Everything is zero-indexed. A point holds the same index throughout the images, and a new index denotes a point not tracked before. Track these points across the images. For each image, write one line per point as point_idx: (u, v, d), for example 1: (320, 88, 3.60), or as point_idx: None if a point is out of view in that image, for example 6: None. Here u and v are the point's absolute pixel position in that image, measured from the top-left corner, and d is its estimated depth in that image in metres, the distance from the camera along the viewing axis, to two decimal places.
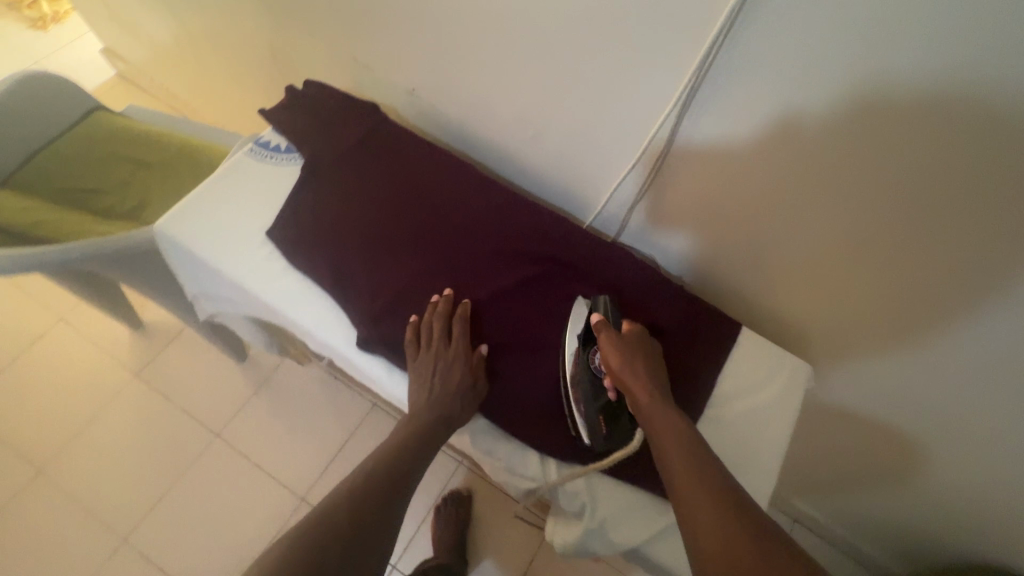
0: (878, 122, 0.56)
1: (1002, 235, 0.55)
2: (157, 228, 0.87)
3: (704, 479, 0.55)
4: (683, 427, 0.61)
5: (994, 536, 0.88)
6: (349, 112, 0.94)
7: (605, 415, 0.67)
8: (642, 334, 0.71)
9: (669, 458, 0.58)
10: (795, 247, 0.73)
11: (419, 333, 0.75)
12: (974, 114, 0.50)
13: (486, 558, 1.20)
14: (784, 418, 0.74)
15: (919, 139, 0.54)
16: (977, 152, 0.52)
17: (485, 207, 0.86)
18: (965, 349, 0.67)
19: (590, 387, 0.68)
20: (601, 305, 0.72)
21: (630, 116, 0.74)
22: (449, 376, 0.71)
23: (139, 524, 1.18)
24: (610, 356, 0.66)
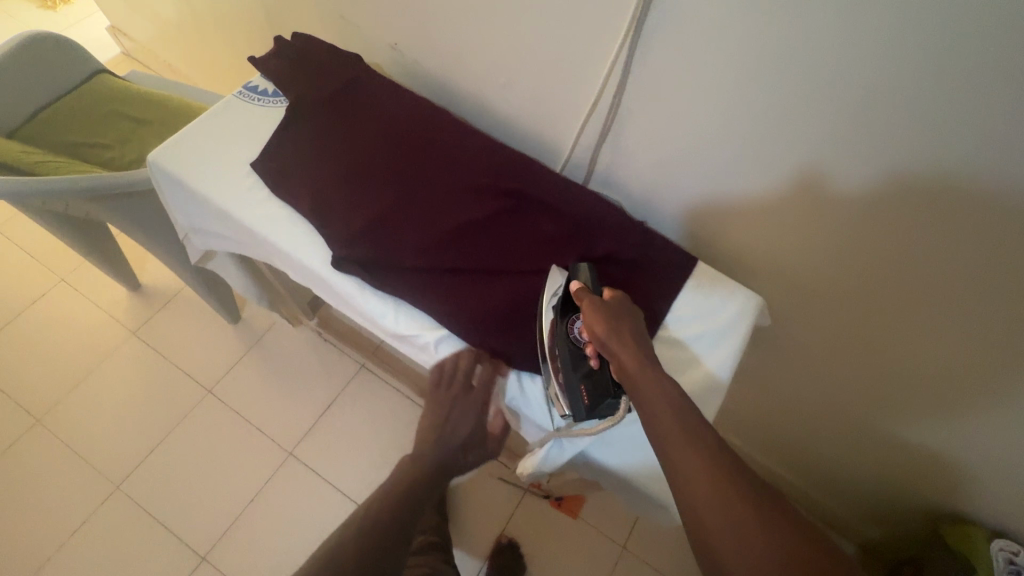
0: (849, 49, 0.57)
1: (959, 167, 0.58)
2: (150, 159, 0.79)
3: (717, 469, 0.49)
4: (675, 395, 0.55)
5: (942, 469, 0.93)
6: (334, 57, 0.87)
7: (588, 386, 0.62)
8: (625, 301, 0.66)
9: (661, 430, 0.52)
10: (763, 186, 0.75)
11: (444, 374, 0.73)
12: (929, 41, 0.52)
13: (466, 533, 1.28)
14: (734, 339, 0.74)
15: (883, 68, 0.56)
16: (934, 83, 0.54)
17: (463, 143, 0.83)
18: (916, 280, 0.71)
19: (569, 358, 0.64)
20: (581, 273, 0.69)
21: (592, 42, 0.76)
22: (461, 416, 0.77)
23: (132, 472, 1.29)
24: (595, 324, 0.61)
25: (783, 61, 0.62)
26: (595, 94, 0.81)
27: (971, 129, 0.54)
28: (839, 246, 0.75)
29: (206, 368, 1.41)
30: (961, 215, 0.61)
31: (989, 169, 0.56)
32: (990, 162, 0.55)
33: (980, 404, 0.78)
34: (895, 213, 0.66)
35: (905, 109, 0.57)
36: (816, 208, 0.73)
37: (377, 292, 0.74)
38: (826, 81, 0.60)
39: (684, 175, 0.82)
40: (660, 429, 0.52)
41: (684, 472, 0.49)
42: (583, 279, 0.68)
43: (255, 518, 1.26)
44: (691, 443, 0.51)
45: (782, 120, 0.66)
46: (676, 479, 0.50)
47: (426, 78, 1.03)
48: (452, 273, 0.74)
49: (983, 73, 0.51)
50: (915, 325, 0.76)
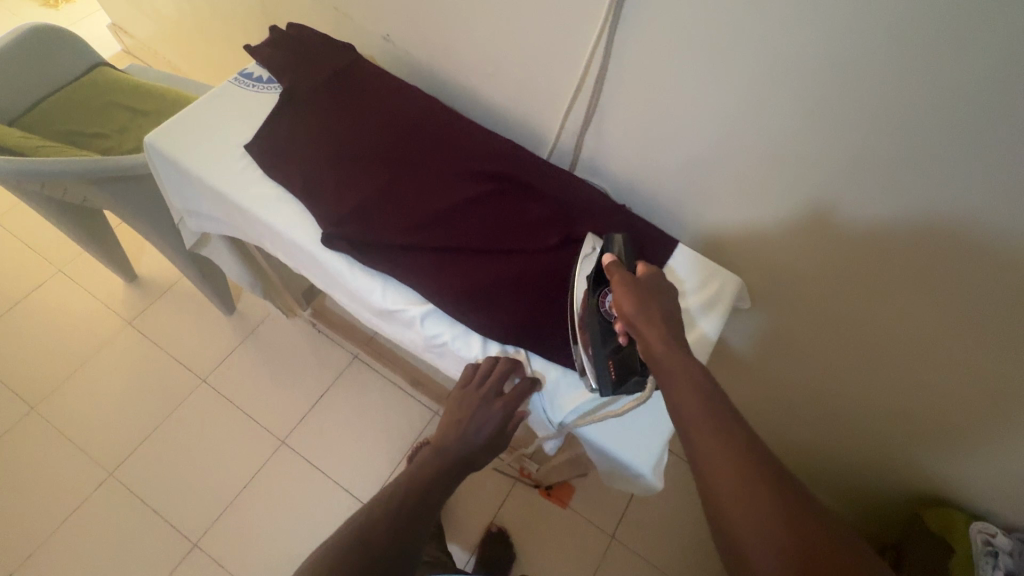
0: (822, 31, 0.60)
1: (930, 142, 0.61)
2: (147, 142, 0.82)
3: (730, 446, 0.51)
4: (700, 376, 0.56)
5: (924, 449, 0.96)
6: (327, 47, 0.90)
7: (616, 361, 0.65)
8: (657, 278, 0.66)
9: (682, 410, 0.55)
10: (747, 166, 0.79)
11: (478, 373, 0.71)
12: (898, 21, 0.56)
13: (455, 530, 1.27)
14: (719, 305, 0.79)
15: (853, 47, 0.60)
16: (903, 60, 0.58)
17: (452, 128, 0.86)
18: (888, 255, 0.75)
19: (599, 330, 0.66)
20: (615, 245, 0.70)
21: (576, 26, 0.79)
22: (484, 427, 0.69)
23: (125, 460, 1.30)
24: (624, 302, 0.62)
25: (761, 35, 0.65)
26: (577, 76, 0.84)
27: (938, 94, 0.58)
28: (812, 218, 0.79)
29: (200, 358, 1.43)
30: (928, 180, 0.65)
31: (953, 134, 0.59)
32: (954, 127, 0.59)
33: (954, 375, 0.81)
34: (866, 181, 0.70)
35: (878, 88, 0.61)
36: (790, 182, 0.76)
37: (365, 270, 0.76)
38: (802, 53, 0.63)
39: (665, 155, 0.86)
40: (684, 409, 0.54)
41: (704, 454, 0.51)
42: (616, 252, 0.70)
43: (247, 505, 1.27)
44: (712, 426, 0.52)
45: (761, 95, 0.70)
46: (691, 452, 0.53)
47: (419, 69, 1.05)
48: (438, 251, 0.76)
49: (947, 37, 0.54)
50: (889, 296, 0.79)
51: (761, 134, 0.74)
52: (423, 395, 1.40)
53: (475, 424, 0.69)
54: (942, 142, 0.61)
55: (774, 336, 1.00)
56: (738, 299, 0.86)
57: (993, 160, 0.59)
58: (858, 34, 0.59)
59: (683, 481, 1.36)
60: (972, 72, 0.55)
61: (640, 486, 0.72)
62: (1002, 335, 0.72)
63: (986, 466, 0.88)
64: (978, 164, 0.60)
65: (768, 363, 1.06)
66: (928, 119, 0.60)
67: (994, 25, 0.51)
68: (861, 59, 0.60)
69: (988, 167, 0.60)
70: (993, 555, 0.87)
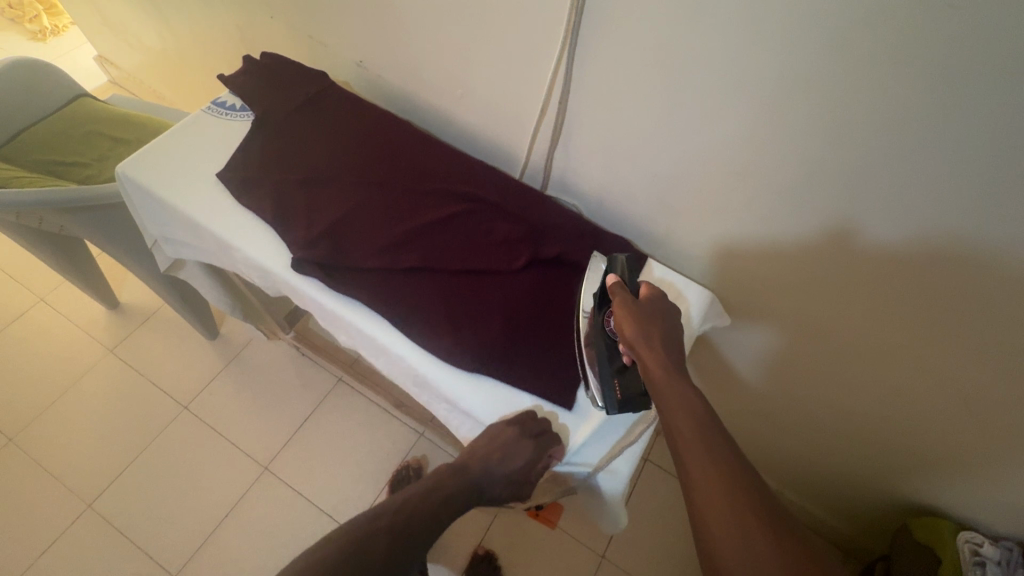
0: (773, 49, 0.63)
1: (884, 153, 0.63)
2: (121, 170, 0.82)
3: (721, 469, 0.51)
4: (700, 408, 0.55)
5: (909, 457, 0.94)
6: (301, 76, 0.92)
7: (620, 380, 0.65)
8: (660, 299, 0.67)
9: (677, 437, 0.54)
10: (715, 181, 0.80)
11: (516, 419, 0.68)
12: (840, 39, 0.58)
13: (444, 552, 1.26)
14: (698, 301, 0.81)
15: (802, 66, 0.62)
16: (848, 78, 0.60)
17: (421, 153, 0.87)
18: (859, 266, 0.76)
19: (604, 348, 0.67)
20: (618, 265, 0.71)
21: (543, 46, 0.80)
22: (504, 464, 0.66)
23: (104, 490, 1.28)
24: (625, 325, 0.63)
25: (720, 50, 0.66)
26: (544, 95, 0.86)
27: (898, 94, 0.58)
28: (781, 231, 0.80)
29: (183, 384, 1.42)
30: (894, 181, 0.65)
31: (916, 134, 0.60)
32: (915, 126, 0.59)
33: (933, 382, 0.81)
34: (828, 192, 0.71)
35: (829, 103, 0.63)
36: (758, 194, 0.77)
37: (333, 293, 0.75)
38: (762, 61, 0.64)
39: (635, 173, 0.87)
40: (680, 439, 0.54)
41: (696, 479, 0.51)
42: (619, 273, 0.70)
43: (228, 533, 1.25)
44: (709, 458, 0.52)
45: (726, 105, 0.71)
46: (683, 475, 0.53)
47: (394, 92, 1.07)
48: (407, 271, 0.76)
49: (897, 38, 0.55)
50: (863, 304, 0.80)
51: (726, 147, 0.75)
52: (408, 417, 1.39)
53: (497, 466, 0.67)
54: (906, 141, 0.61)
55: (752, 348, 1.00)
56: (714, 314, 0.86)
57: (958, 161, 0.59)
58: (814, 40, 0.60)
59: (671, 498, 1.34)
60: (926, 69, 0.55)
61: (607, 515, 0.73)
62: (972, 340, 0.72)
63: (969, 473, 0.88)
64: (943, 162, 0.60)
65: (751, 376, 1.06)
66: (888, 121, 0.61)
67: (944, 21, 0.52)
68: (818, 64, 0.61)
69: (955, 166, 0.60)
70: (982, 566, 0.87)
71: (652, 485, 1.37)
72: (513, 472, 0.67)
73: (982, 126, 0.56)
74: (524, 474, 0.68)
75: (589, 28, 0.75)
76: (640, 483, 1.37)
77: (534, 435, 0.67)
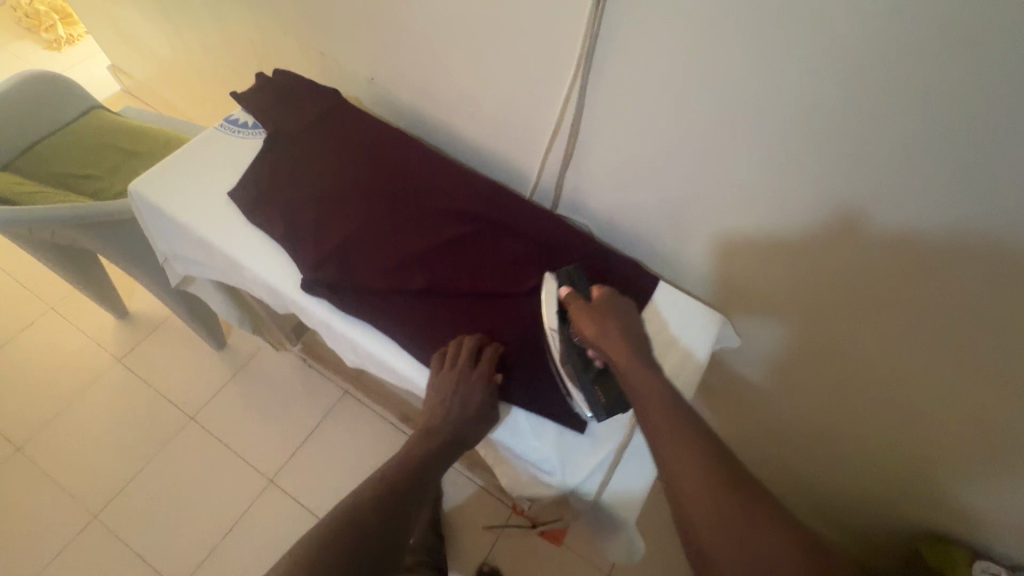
0: (787, 79, 0.62)
1: (898, 183, 0.62)
2: (134, 189, 0.83)
3: (693, 447, 0.53)
4: (663, 389, 0.58)
5: (922, 484, 0.92)
6: (311, 93, 0.92)
7: (602, 385, 0.66)
8: (613, 295, 0.69)
9: (653, 430, 0.56)
10: (725, 205, 0.79)
11: (451, 353, 0.70)
12: (854, 72, 0.58)
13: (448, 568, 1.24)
14: (706, 322, 0.80)
15: (816, 96, 0.62)
16: (862, 109, 0.60)
17: (431, 171, 0.87)
18: (872, 292, 0.74)
19: (577, 361, 0.67)
20: (566, 277, 0.73)
21: (554, 68, 0.80)
22: (469, 399, 0.67)
23: (110, 501, 1.28)
24: (584, 326, 0.65)
25: (732, 78, 0.66)
26: (556, 116, 0.85)
27: (914, 127, 0.57)
28: (795, 256, 0.78)
29: (190, 395, 1.42)
30: (908, 213, 0.64)
31: (932, 167, 0.59)
32: (932, 158, 0.58)
33: (954, 414, 0.79)
34: (842, 220, 0.70)
35: (843, 133, 0.63)
36: (769, 219, 0.77)
37: (347, 317, 0.75)
38: (776, 89, 0.64)
39: (644, 193, 0.87)
40: (657, 432, 0.55)
41: (671, 462, 0.53)
42: (571, 283, 0.73)
43: (232, 547, 1.24)
44: (686, 447, 0.53)
45: (737, 133, 0.70)
46: (659, 459, 0.54)
47: (404, 108, 1.07)
48: (416, 294, 0.76)
49: (915, 72, 0.54)
50: (882, 334, 0.78)
51: (737, 172, 0.74)
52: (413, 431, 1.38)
53: (461, 403, 0.67)
54: (922, 174, 0.60)
55: (762, 370, 0.99)
56: (725, 337, 0.85)
57: (975, 195, 0.58)
58: (829, 71, 0.59)
59: None
60: (946, 103, 0.54)
61: (622, 548, 0.73)
62: (988, 370, 0.71)
63: (984, 503, 0.86)
64: (959, 195, 0.59)
65: (762, 398, 1.04)
66: (904, 153, 0.60)
67: (967, 56, 0.51)
68: (833, 95, 0.60)
69: (976, 201, 0.58)
70: None
71: (661, 503, 1.35)
72: (474, 407, 0.67)
73: (1000, 161, 0.55)
74: (486, 406, 0.68)
75: (600, 51, 0.74)
76: (648, 501, 1.35)
77: (479, 360, 0.70)
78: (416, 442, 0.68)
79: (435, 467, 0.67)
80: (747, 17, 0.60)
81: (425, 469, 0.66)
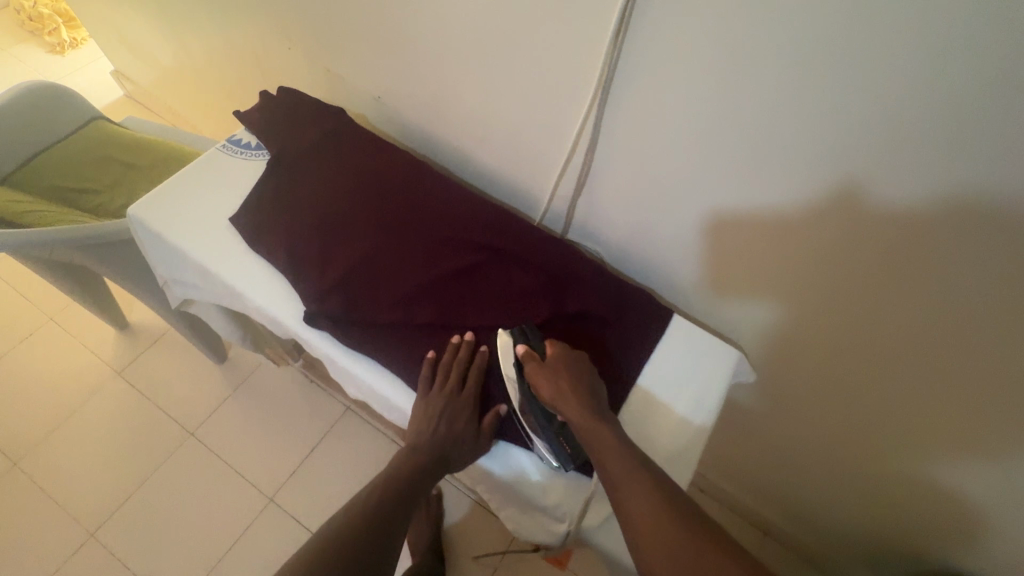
0: (812, 120, 0.59)
1: (927, 227, 0.59)
2: (133, 213, 0.81)
3: (659, 512, 0.54)
4: (622, 447, 0.59)
5: (939, 526, 0.89)
6: (315, 113, 0.89)
7: (565, 436, 0.66)
8: (567, 349, 0.68)
9: (617, 490, 0.56)
10: (739, 240, 0.76)
11: (439, 371, 0.70)
12: (885, 116, 0.54)
13: None
14: (720, 359, 0.76)
15: (841, 137, 0.58)
16: (893, 153, 0.56)
17: (438, 195, 0.84)
18: (893, 334, 0.71)
19: (539, 413, 0.66)
20: (520, 331, 0.70)
21: (567, 94, 0.77)
22: (456, 420, 0.67)
23: (108, 519, 1.26)
24: (543, 389, 0.64)
25: (751, 114, 0.63)
26: (569, 142, 0.83)
27: (949, 174, 0.54)
28: (814, 293, 0.75)
29: (190, 410, 1.40)
30: (939, 257, 0.60)
31: (965, 215, 0.56)
32: (970, 206, 0.55)
33: (976, 462, 0.75)
34: (866, 261, 0.67)
35: (869, 175, 0.59)
36: (788, 255, 0.73)
37: (350, 351, 0.73)
38: (800, 129, 0.60)
39: (656, 222, 0.84)
40: (621, 492, 0.56)
41: (640, 531, 0.53)
42: (527, 336, 0.70)
43: (231, 568, 1.22)
44: (651, 506, 0.54)
45: (755, 169, 0.67)
46: (628, 528, 0.54)
47: (410, 126, 1.04)
48: (422, 327, 0.73)
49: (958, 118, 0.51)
50: (905, 379, 0.74)
51: (753, 207, 0.71)
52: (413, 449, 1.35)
53: (449, 421, 0.67)
54: (955, 223, 0.57)
55: (776, 404, 0.95)
56: (740, 373, 0.82)
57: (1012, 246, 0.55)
58: (861, 113, 0.56)
59: None
60: (988, 152, 0.51)
61: None
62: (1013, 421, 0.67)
63: (1004, 549, 0.82)
64: (996, 245, 0.56)
65: (774, 433, 1.00)
66: (938, 198, 0.57)
67: (1014, 105, 0.47)
68: (862, 138, 0.57)
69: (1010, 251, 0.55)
70: None
71: None
72: (460, 432, 0.67)
73: None
74: (473, 431, 0.68)
75: (614, 80, 0.71)
76: None
77: (468, 377, 0.69)
78: (405, 458, 0.67)
79: (422, 487, 0.67)
80: (770, 55, 0.57)
81: (414, 486, 0.66)
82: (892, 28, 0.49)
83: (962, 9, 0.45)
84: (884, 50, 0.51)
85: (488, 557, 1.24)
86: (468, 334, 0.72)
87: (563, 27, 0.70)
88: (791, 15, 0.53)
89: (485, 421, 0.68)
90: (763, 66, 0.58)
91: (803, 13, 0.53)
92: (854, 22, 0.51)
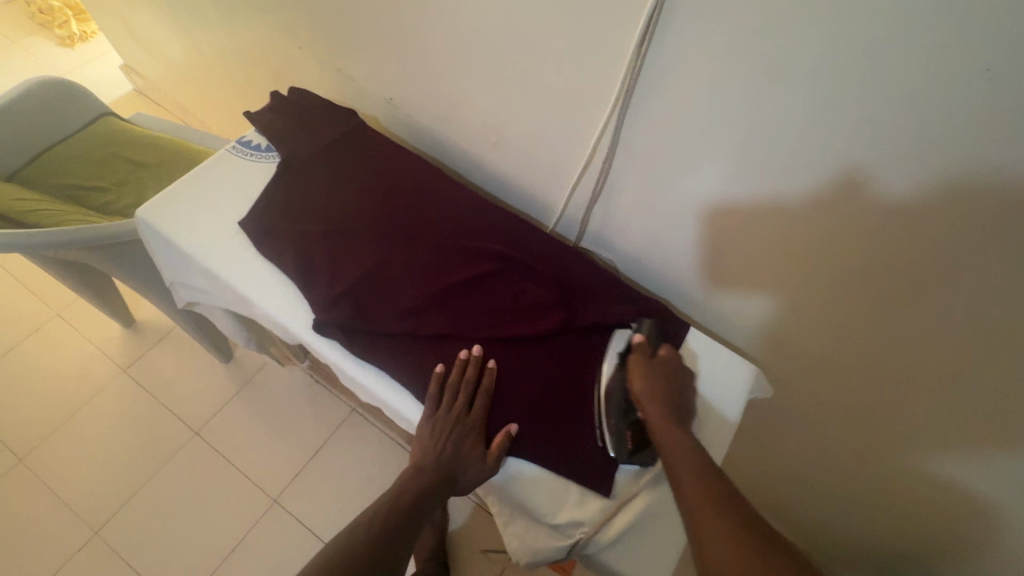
0: (842, 134, 0.57)
1: (959, 248, 0.57)
2: (140, 215, 0.79)
3: (734, 520, 0.50)
4: (700, 460, 0.57)
5: (956, 550, 0.87)
6: (326, 116, 0.87)
7: (634, 431, 0.66)
8: (676, 359, 0.69)
9: (687, 494, 0.54)
10: (759, 254, 0.74)
11: (446, 391, 0.68)
12: (920, 132, 0.52)
13: None
14: (737, 374, 0.75)
15: (872, 153, 0.56)
16: (926, 170, 0.54)
17: (450, 202, 0.82)
18: (917, 356, 0.69)
19: (621, 401, 0.67)
20: (644, 325, 0.71)
21: (585, 100, 0.75)
22: (465, 442, 0.66)
23: (111, 517, 1.26)
24: (637, 379, 0.65)
25: (778, 126, 0.61)
26: (586, 149, 0.81)
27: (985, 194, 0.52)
28: (836, 311, 0.72)
29: (195, 409, 1.39)
30: (970, 279, 0.58)
31: (1000, 237, 0.54)
32: (1007, 228, 0.53)
33: (996, 490, 0.73)
34: (893, 280, 0.64)
35: (899, 192, 0.57)
36: (810, 271, 0.71)
37: (359, 360, 0.72)
38: (830, 143, 0.58)
39: (674, 234, 0.82)
40: (690, 500, 0.53)
41: (709, 533, 0.50)
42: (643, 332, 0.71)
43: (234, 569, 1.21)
44: (722, 520, 0.50)
45: (780, 182, 0.65)
46: (694, 529, 0.51)
47: (422, 129, 1.03)
48: (433, 336, 0.72)
49: (1000, 138, 0.49)
50: (928, 404, 0.72)
51: (776, 221, 0.69)
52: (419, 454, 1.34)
53: (457, 443, 0.66)
54: (990, 245, 0.55)
55: (790, 422, 0.92)
56: (758, 389, 0.80)
57: None
58: (895, 128, 0.53)
59: None
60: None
61: None
62: None
63: None
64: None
65: (788, 451, 0.98)
66: (973, 219, 0.54)
67: None
68: (895, 154, 0.55)
69: None
70: None
71: None
72: (468, 454, 0.65)
73: None
74: (481, 454, 0.66)
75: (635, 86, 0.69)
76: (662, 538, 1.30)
77: (474, 399, 0.68)
78: (410, 480, 0.66)
79: (426, 513, 0.65)
80: (801, 65, 0.55)
81: (420, 509, 0.64)
82: (933, 42, 0.47)
83: (1007, 29, 0.43)
84: (922, 65, 0.48)
85: (496, 554, 1.24)
86: (477, 349, 0.70)
87: (582, 31, 0.68)
88: (825, 25, 0.51)
89: (494, 444, 0.66)
90: (794, 78, 0.56)
91: (838, 24, 0.50)
92: (892, 35, 0.48)
